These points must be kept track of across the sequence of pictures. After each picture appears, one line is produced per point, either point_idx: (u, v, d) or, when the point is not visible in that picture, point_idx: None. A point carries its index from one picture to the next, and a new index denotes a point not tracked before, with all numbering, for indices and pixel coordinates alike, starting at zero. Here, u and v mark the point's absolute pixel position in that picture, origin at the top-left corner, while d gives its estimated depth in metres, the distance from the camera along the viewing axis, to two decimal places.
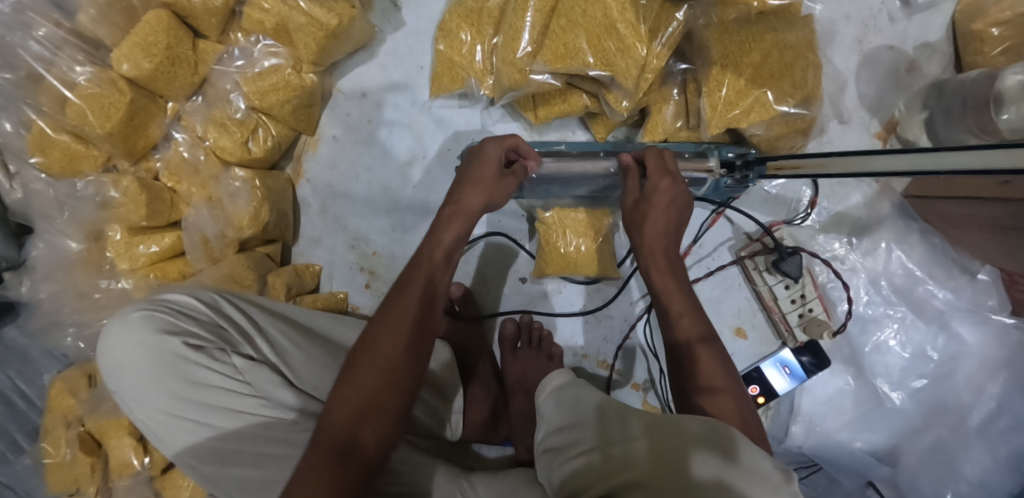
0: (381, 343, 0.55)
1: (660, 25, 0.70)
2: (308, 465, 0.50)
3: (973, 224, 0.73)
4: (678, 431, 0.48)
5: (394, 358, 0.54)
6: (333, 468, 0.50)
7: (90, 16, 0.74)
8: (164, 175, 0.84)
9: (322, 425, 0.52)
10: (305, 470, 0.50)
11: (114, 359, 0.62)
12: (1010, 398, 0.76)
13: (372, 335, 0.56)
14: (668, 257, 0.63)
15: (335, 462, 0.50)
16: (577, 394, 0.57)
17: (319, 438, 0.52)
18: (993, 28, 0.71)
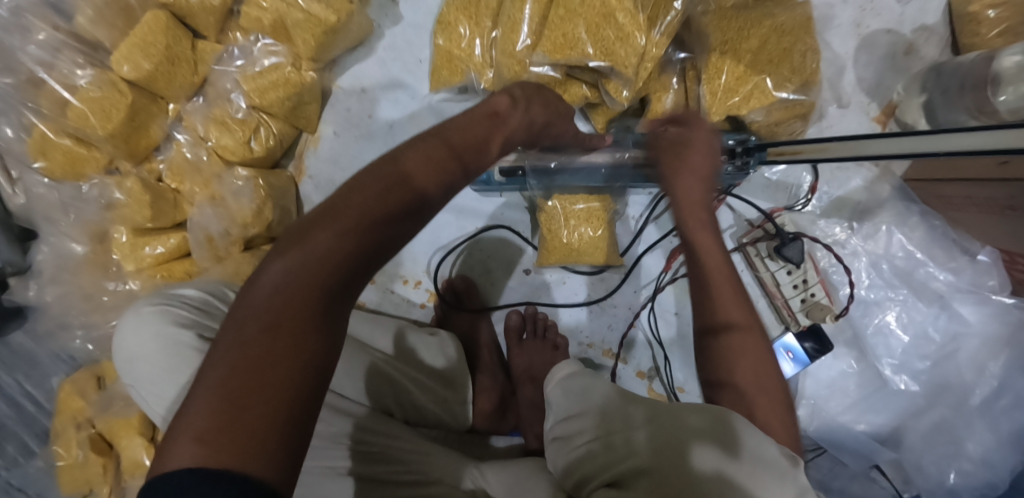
0: (360, 197, 0.41)
1: (658, 14, 0.70)
2: (238, 345, 0.37)
3: (973, 204, 0.74)
4: (686, 421, 0.47)
5: (376, 218, 0.41)
6: (293, 349, 0.37)
7: (88, 18, 0.74)
8: (168, 176, 0.85)
9: (258, 292, 0.39)
10: (238, 348, 0.37)
11: (130, 353, 0.63)
12: (1011, 377, 0.76)
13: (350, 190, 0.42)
14: (705, 183, 0.63)
15: (295, 340, 0.37)
16: (586, 381, 0.57)
17: (253, 308, 0.38)
18: (990, 9, 0.71)
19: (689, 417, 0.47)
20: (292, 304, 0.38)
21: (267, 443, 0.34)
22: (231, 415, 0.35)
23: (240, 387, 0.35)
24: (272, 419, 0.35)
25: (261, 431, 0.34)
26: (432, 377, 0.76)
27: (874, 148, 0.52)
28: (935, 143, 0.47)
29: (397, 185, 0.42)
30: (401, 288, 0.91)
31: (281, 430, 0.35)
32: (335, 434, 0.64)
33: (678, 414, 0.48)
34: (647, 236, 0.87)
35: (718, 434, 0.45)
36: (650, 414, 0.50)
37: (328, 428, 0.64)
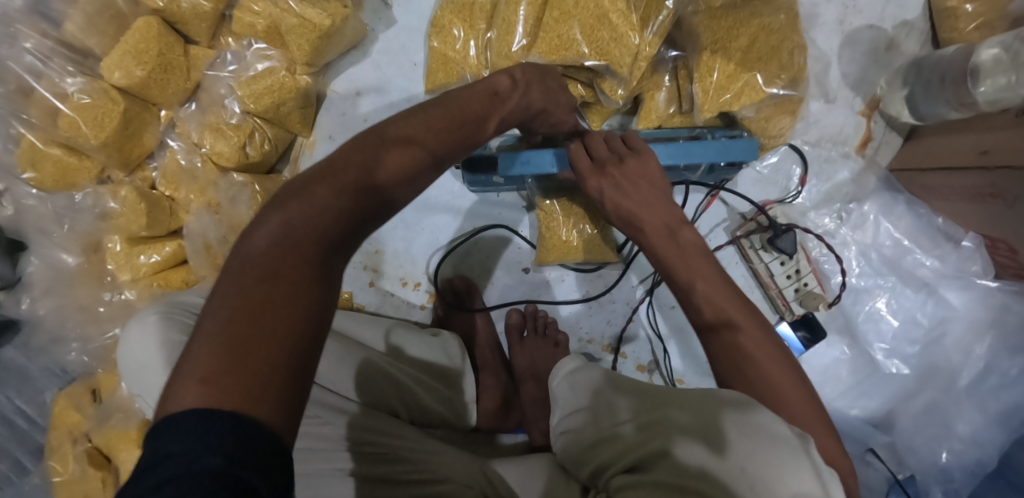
0: (350, 167, 0.44)
1: (650, 14, 0.71)
2: (239, 291, 0.38)
3: (955, 193, 0.76)
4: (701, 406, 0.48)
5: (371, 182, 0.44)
6: (298, 295, 0.39)
7: (76, 26, 0.74)
8: (162, 183, 0.84)
9: (258, 243, 0.41)
10: (239, 295, 0.38)
11: (134, 361, 0.62)
12: (997, 359, 0.79)
13: (342, 159, 0.45)
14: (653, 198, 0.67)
15: (294, 287, 0.39)
16: (596, 376, 0.58)
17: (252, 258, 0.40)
18: (967, 4, 0.73)
19: (706, 404, 0.48)
20: (291, 258, 0.40)
21: (270, 386, 0.35)
22: (235, 358, 0.36)
23: (239, 332, 0.36)
24: (275, 364, 0.36)
25: (269, 374, 0.36)
26: (437, 375, 0.77)
27: None
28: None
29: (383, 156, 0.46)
30: (400, 290, 0.91)
31: (282, 372, 0.36)
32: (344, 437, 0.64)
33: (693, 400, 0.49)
34: None
35: (738, 417, 0.46)
36: (666, 403, 0.51)
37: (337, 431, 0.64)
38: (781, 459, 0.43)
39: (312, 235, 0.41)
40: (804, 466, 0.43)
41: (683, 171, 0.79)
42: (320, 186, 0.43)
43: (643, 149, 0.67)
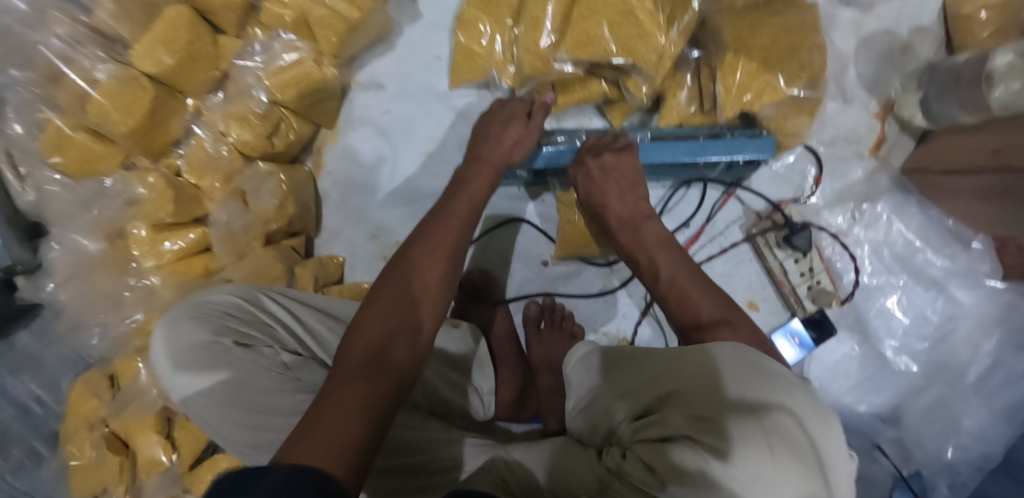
0: (395, 278, 0.58)
1: (676, 14, 0.73)
2: (335, 385, 0.48)
3: (964, 192, 0.78)
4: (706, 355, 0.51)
5: (440, 277, 0.59)
6: (363, 380, 0.48)
7: (108, 13, 0.74)
8: (186, 171, 0.84)
9: (349, 343, 0.52)
10: (335, 385, 0.48)
11: (166, 359, 0.62)
12: (1004, 356, 0.82)
13: (374, 313, 0.54)
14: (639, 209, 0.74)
15: (363, 381, 0.48)
16: (604, 357, 0.63)
17: (346, 356, 0.51)
18: (982, 11, 0.76)
19: (711, 351, 0.51)
20: (352, 373, 0.49)
21: (350, 454, 0.42)
22: (330, 429, 0.43)
23: (332, 411, 0.45)
24: (343, 438, 0.43)
25: (342, 436, 0.43)
26: (457, 369, 0.77)
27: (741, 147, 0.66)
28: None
29: (428, 270, 0.59)
30: None
31: (359, 444, 0.44)
32: None
33: (698, 352, 0.52)
34: None
35: (741, 361, 0.50)
36: (674, 358, 0.54)
37: None
38: (783, 392, 0.47)
39: (362, 359, 0.50)
40: (802, 401, 0.47)
41: (702, 168, 0.80)
42: (364, 329, 0.53)
43: (630, 145, 0.74)
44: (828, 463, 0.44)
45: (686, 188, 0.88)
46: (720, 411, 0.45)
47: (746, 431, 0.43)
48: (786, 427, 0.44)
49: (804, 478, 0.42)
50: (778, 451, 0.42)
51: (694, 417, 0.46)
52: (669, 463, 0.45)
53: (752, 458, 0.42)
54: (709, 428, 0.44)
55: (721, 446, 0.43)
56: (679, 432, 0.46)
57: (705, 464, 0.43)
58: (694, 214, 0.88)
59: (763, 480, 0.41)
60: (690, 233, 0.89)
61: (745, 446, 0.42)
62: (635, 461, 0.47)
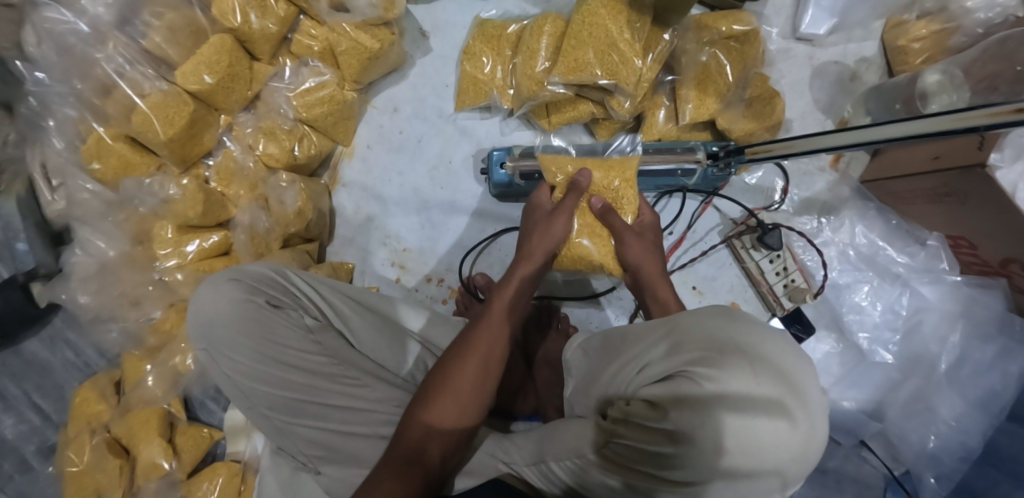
0: (460, 349, 0.66)
1: (651, 44, 0.86)
2: (383, 468, 0.60)
3: (917, 195, 0.88)
4: (701, 318, 0.53)
5: (494, 338, 0.67)
6: (398, 484, 0.58)
7: (162, 37, 0.86)
8: (215, 179, 0.93)
9: (397, 438, 0.62)
10: (384, 470, 0.60)
11: (206, 315, 0.69)
12: (970, 345, 0.87)
13: (417, 418, 0.63)
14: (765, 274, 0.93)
15: (398, 475, 0.59)
16: (600, 338, 0.68)
17: (394, 446, 0.62)
18: (914, 42, 0.90)
19: (703, 313, 0.53)
20: (394, 466, 0.60)
21: None
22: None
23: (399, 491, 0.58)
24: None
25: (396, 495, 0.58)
26: None
27: (830, 141, 0.66)
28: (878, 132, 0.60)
29: (487, 341, 0.66)
30: (425, 286, 0.99)
31: None
32: (378, 397, 0.71)
33: (692, 317, 0.54)
34: None
35: (723, 315, 0.52)
36: (672, 331, 0.54)
37: (373, 393, 0.71)
38: (760, 332, 0.48)
39: (402, 458, 0.61)
40: (784, 345, 0.48)
41: (680, 176, 0.90)
42: (413, 421, 0.63)
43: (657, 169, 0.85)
44: (806, 386, 0.46)
45: (667, 198, 0.98)
46: (709, 348, 0.48)
47: (730, 358, 0.47)
48: (766, 355, 0.47)
49: (784, 394, 0.45)
50: (759, 369, 0.46)
51: (688, 357, 0.49)
52: (673, 398, 0.48)
53: (736, 378, 0.45)
54: (699, 362, 0.48)
55: (709, 373, 0.46)
56: (675, 371, 0.50)
57: (699, 389, 0.46)
58: (675, 222, 0.98)
59: (745, 391, 0.45)
60: (674, 239, 0.98)
61: (730, 369, 0.46)
62: (640, 406, 0.51)
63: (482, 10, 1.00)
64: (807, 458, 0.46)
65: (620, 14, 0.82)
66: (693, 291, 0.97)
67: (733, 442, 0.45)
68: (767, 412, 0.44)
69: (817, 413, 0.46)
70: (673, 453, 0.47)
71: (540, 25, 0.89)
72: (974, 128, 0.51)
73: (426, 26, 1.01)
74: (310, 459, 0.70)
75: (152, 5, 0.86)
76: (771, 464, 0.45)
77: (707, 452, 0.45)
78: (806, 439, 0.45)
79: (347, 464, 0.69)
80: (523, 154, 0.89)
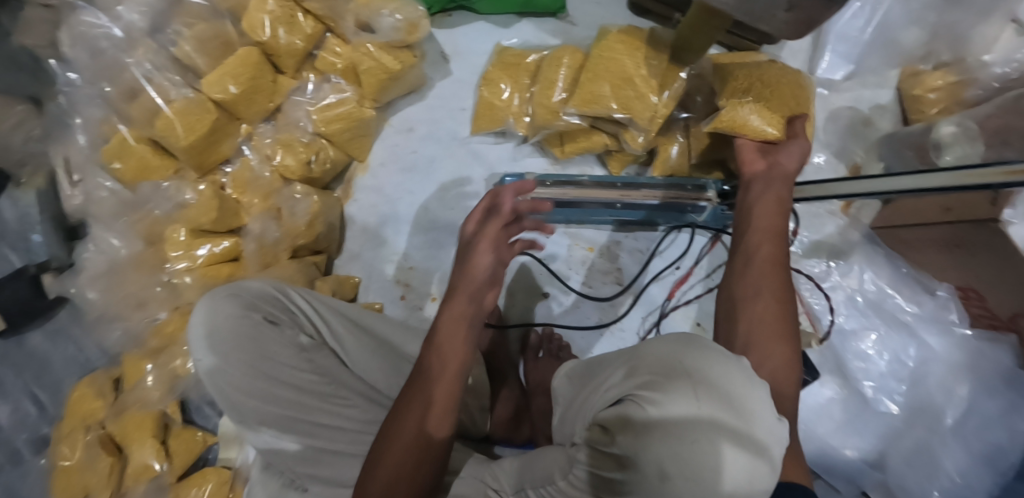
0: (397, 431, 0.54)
1: (668, 81, 0.86)
2: None
3: (926, 243, 0.89)
4: (657, 344, 0.46)
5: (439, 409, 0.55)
6: None
7: (191, 47, 0.88)
8: (231, 186, 0.95)
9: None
10: None
11: (203, 328, 0.66)
12: (978, 400, 0.85)
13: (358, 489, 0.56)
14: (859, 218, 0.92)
15: None
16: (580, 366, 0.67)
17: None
18: (929, 92, 0.90)
19: (660, 338, 0.47)
20: None
21: None
22: None
23: None
24: None
25: None
26: None
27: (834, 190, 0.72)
28: (889, 183, 0.63)
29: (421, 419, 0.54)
30: (428, 305, 0.99)
31: None
32: (367, 419, 0.69)
33: (651, 342, 0.48)
34: (651, 269, 0.98)
35: (680, 340, 0.45)
36: (634, 357, 0.48)
37: (363, 414, 0.69)
38: (710, 352, 0.42)
39: None
40: (730, 365, 0.42)
41: (689, 212, 0.91)
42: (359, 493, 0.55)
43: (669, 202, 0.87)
44: (751, 408, 0.39)
45: (676, 233, 0.98)
46: (657, 372, 0.42)
47: (676, 381, 0.40)
48: (713, 378, 0.40)
49: (724, 415, 0.38)
50: (704, 393, 0.39)
51: (639, 381, 0.43)
52: (617, 422, 0.42)
53: (679, 401, 0.39)
54: (648, 384, 0.42)
55: (652, 397, 0.40)
56: (625, 393, 0.44)
57: (641, 415, 0.40)
58: (683, 256, 0.98)
59: (688, 416, 0.38)
60: (680, 274, 0.98)
61: (673, 393, 0.39)
62: (593, 430, 0.45)
63: (503, 37, 1.03)
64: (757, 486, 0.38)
65: (637, 52, 0.85)
66: (697, 327, 0.96)
67: (674, 470, 0.38)
68: (710, 438, 0.37)
69: (765, 437, 0.39)
70: (620, 480, 0.41)
71: (558, 57, 0.91)
72: (988, 185, 0.52)
73: (447, 50, 1.03)
74: (298, 476, 0.68)
75: (184, 15, 0.89)
76: None
77: (648, 482, 0.39)
78: (753, 465, 0.37)
79: (331, 482, 0.66)
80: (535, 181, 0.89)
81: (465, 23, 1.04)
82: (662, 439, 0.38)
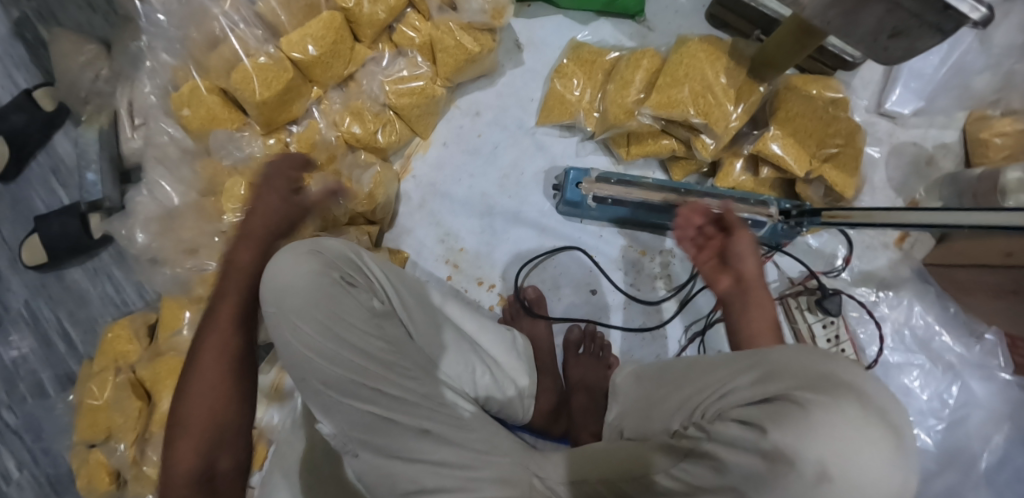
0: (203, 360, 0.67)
1: (744, 94, 0.88)
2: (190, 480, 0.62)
3: (980, 287, 0.88)
4: (791, 353, 0.49)
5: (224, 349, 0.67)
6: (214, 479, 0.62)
7: (278, 2, 0.89)
8: (295, 146, 0.94)
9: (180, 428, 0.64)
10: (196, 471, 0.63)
11: (280, 282, 0.67)
12: (1012, 450, 0.87)
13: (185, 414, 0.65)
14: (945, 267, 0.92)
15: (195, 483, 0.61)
16: (653, 370, 0.68)
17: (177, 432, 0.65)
18: (996, 137, 0.91)
19: (794, 348, 0.49)
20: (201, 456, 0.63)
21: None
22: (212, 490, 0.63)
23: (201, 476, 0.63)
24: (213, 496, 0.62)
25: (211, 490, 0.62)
26: (503, 365, 0.82)
27: (911, 219, 0.68)
28: (967, 217, 0.61)
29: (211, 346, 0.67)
30: (475, 289, 0.99)
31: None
32: (425, 393, 0.69)
33: (781, 352, 0.49)
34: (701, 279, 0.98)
35: (813, 352, 0.48)
36: (756, 356, 0.51)
37: (421, 388, 0.69)
38: (856, 369, 0.45)
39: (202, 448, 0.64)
40: (874, 385, 0.45)
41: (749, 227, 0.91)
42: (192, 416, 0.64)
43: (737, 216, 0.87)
44: (902, 430, 0.42)
45: None
46: (809, 377, 0.45)
47: (836, 389, 0.43)
48: (869, 395, 0.43)
49: (886, 431, 0.41)
50: (866, 402, 0.42)
51: (787, 383, 0.45)
52: (771, 418, 0.43)
53: (847, 406, 0.41)
54: (804, 387, 0.44)
55: (815, 397, 0.42)
56: (772, 393, 0.46)
57: (806, 413, 0.41)
58: None
59: (856, 421, 0.41)
60: None
61: (837, 399, 0.42)
62: (727, 424, 0.46)
63: (577, 33, 1.03)
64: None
65: (719, 61, 0.86)
66: None
67: (839, 471, 0.39)
68: (875, 446, 0.40)
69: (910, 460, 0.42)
70: (764, 476, 0.42)
71: (638, 58, 0.91)
72: None
73: (522, 40, 1.04)
74: (349, 441, 0.68)
75: None
76: None
77: (807, 480, 0.40)
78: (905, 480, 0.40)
79: (382, 451, 0.66)
80: (600, 178, 0.90)
81: (543, 15, 1.05)
82: (831, 439, 0.40)
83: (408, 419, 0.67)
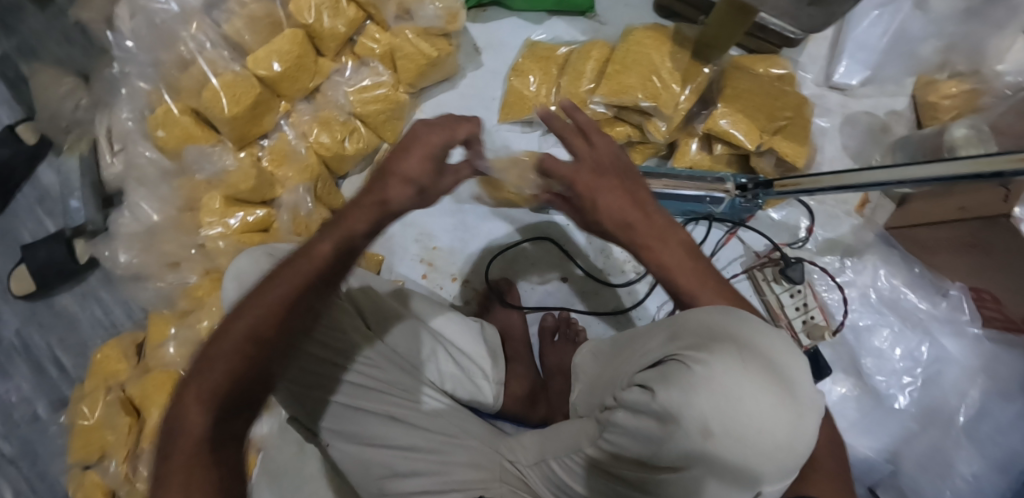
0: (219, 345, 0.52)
1: (690, 75, 0.91)
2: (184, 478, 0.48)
3: (942, 246, 0.91)
4: (697, 316, 0.50)
5: (266, 318, 0.52)
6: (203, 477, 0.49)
7: (242, 23, 0.93)
8: (269, 159, 0.98)
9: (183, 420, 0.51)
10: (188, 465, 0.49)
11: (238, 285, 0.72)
12: (990, 404, 0.85)
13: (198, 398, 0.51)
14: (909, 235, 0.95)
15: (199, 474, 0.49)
16: (610, 343, 0.69)
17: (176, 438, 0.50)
18: (944, 99, 0.94)
19: (700, 311, 0.50)
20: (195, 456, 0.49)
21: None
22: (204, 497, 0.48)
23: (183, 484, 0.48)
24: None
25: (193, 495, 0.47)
26: (470, 354, 0.80)
27: (855, 180, 0.70)
28: (905, 172, 0.63)
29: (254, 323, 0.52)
30: (449, 284, 1.01)
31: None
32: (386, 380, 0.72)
33: (688, 316, 0.50)
34: None
35: (720, 311, 0.50)
36: (675, 324, 0.52)
37: (383, 374, 0.72)
38: (752, 324, 0.47)
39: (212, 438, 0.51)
40: (773, 339, 0.47)
41: (708, 204, 0.93)
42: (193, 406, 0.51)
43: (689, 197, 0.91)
44: (794, 379, 0.44)
45: (694, 224, 1.01)
46: (701, 336, 0.46)
47: (721, 344, 0.44)
48: (759, 349, 0.44)
49: (772, 381, 0.42)
50: (747, 357, 0.43)
51: (683, 344, 0.47)
52: (661, 379, 0.44)
53: (729, 360, 0.42)
54: (694, 346, 0.45)
55: (700, 354, 0.43)
56: (668, 356, 0.47)
57: (689, 370, 0.42)
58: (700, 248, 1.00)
59: (736, 376, 0.41)
60: None
61: (721, 353, 0.43)
62: (630, 389, 0.46)
63: (533, 33, 1.08)
64: (793, 448, 0.43)
65: (664, 46, 0.90)
66: None
67: (720, 423, 0.40)
68: (756, 395, 0.41)
69: (805, 408, 0.44)
70: (660, 436, 0.42)
71: (588, 50, 0.95)
72: (1000, 173, 0.51)
73: (480, 43, 1.08)
74: (324, 428, 0.73)
75: None
76: (761, 452, 0.41)
77: (693, 434, 0.41)
78: (794, 425, 0.42)
79: (352, 437, 0.71)
80: None
81: (499, 18, 1.09)
82: (711, 393, 0.41)
83: (368, 404, 0.71)
